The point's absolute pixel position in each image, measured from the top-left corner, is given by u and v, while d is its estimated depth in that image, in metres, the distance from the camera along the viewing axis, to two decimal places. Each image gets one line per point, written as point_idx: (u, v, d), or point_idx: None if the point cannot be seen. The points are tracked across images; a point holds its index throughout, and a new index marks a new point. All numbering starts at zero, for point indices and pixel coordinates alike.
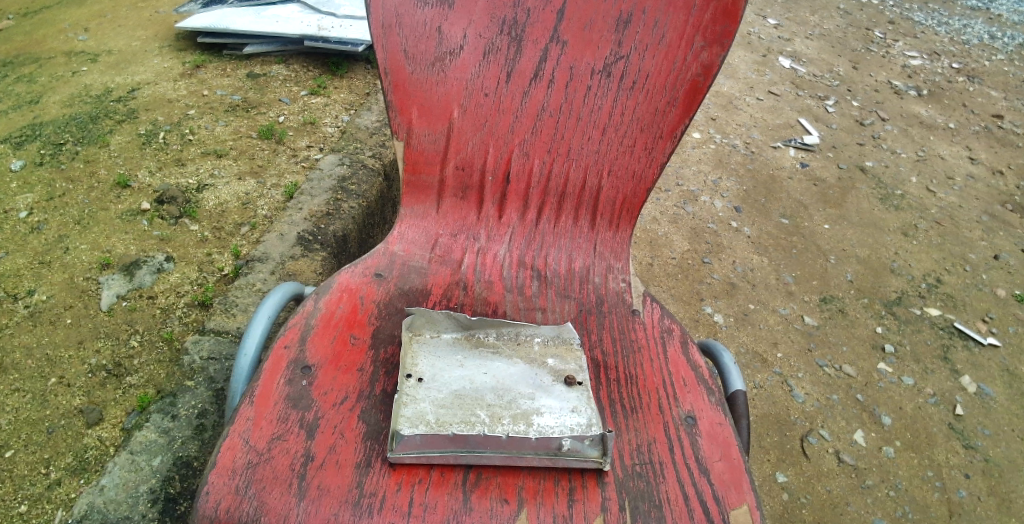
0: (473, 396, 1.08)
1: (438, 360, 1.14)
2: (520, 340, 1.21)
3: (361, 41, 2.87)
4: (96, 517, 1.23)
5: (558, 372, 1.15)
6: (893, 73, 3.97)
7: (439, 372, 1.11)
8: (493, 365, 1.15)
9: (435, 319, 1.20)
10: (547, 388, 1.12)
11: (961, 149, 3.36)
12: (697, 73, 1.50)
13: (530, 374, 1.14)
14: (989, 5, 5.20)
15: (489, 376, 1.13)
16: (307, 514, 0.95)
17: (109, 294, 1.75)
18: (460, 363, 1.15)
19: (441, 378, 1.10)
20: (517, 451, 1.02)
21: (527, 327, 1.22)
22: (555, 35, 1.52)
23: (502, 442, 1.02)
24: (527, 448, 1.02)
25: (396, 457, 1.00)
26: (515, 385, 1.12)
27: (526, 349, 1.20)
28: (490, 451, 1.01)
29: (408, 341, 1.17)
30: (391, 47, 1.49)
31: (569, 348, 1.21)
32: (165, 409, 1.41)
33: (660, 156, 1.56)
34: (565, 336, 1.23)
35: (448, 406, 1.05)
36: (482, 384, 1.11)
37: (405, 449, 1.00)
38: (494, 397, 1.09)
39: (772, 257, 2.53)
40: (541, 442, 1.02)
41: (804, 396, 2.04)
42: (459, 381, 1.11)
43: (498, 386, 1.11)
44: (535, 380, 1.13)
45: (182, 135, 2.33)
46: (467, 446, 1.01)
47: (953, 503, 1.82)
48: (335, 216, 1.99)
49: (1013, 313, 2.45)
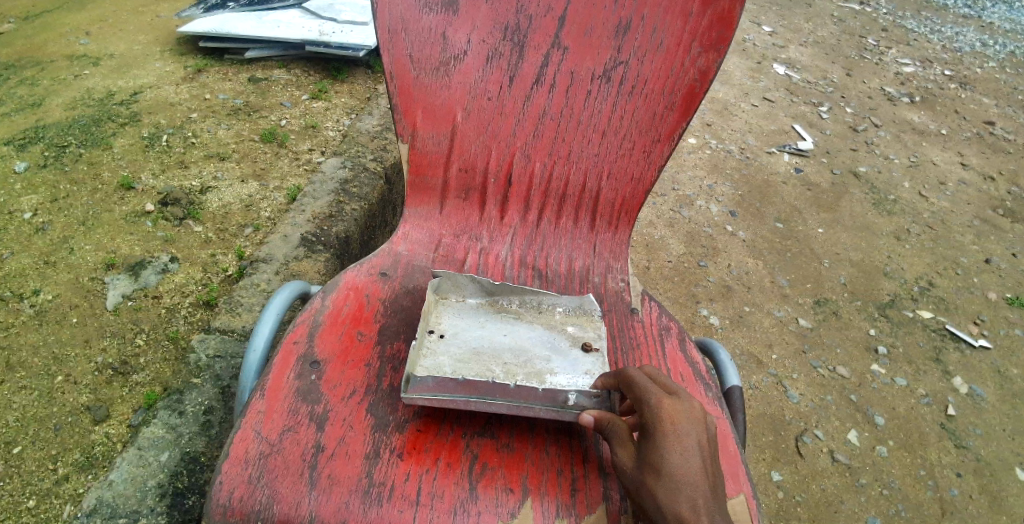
0: (490, 353, 1.22)
1: (462, 321, 1.28)
2: (542, 309, 1.33)
3: (362, 46, 2.90)
4: (105, 511, 1.26)
5: (578, 338, 1.27)
6: (886, 79, 4.02)
7: (460, 332, 1.25)
8: (514, 329, 1.29)
9: (460, 284, 1.32)
10: (564, 352, 1.24)
11: (953, 155, 3.42)
12: (694, 78, 1.54)
13: (550, 338, 1.27)
14: (981, 13, 5.28)
15: (509, 338, 1.26)
16: (318, 503, 0.99)
17: (115, 294, 1.78)
18: (481, 325, 1.28)
19: (462, 336, 1.24)
20: (526, 402, 1.07)
21: (549, 297, 1.34)
22: (556, 41, 1.56)
23: (510, 391, 1.07)
24: (536, 399, 1.07)
25: (409, 398, 1.05)
26: (533, 348, 1.25)
27: (547, 317, 1.32)
28: (500, 399, 1.06)
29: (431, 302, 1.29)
30: (396, 51, 1.54)
31: (589, 319, 1.32)
32: (172, 406, 1.43)
33: (658, 159, 1.60)
34: (586, 307, 1.34)
35: (465, 361, 1.19)
36: (501, 344, 1.25)
37: (418, 391, 1.06)
38: (511, 356, 1.23)
39: (767, 260, 2.57)
40: (548, 393, 1.08)
41: (799, 397, 2.08)
42: (478, 340, 1.24)
43: (517, 347, 1.25)
44: (553, 345, 1.26)
45: (184, 138, 2.36)
46: (477, 393, 1.07)
47: (944, 501, 1.86)
48: (338, 218, 2.02)
49: (1004, 316, 2.49)
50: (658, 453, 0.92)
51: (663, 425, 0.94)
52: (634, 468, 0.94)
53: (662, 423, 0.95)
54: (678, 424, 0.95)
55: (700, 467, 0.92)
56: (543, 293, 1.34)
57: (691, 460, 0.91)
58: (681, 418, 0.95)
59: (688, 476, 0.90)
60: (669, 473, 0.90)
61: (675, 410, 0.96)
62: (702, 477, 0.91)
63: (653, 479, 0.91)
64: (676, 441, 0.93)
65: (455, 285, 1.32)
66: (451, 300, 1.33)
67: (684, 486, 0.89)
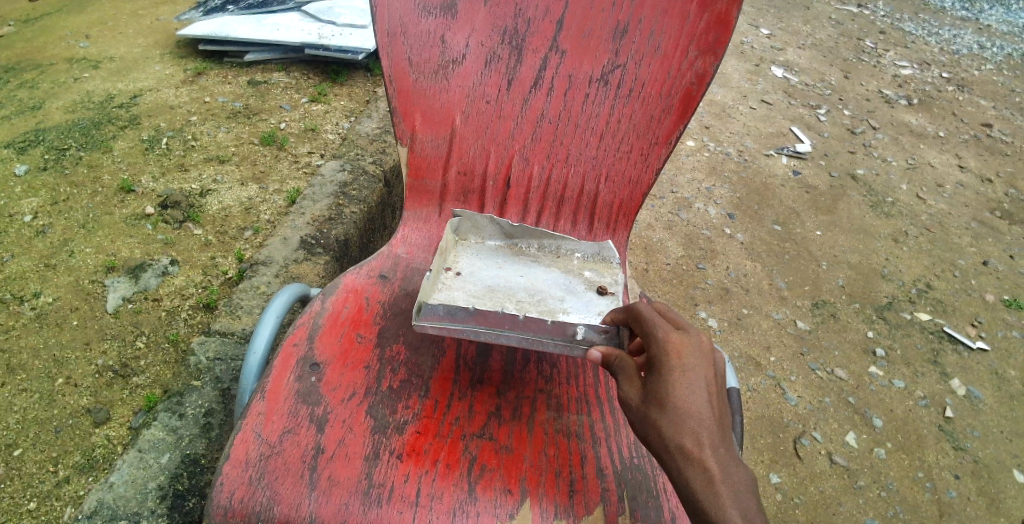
0: (506, 291, 1.36)
1: (480, 261, 1.43)
2: (560, 254, 1.48)
3: (361, 49, 2.91)
4: (106, 513, 1.26)
5: (593, 282, 1.41)
6: (884, 82, 4.03)
7: (478, 270, 1.40)
8: (530, 271, 1.43)
9: (480, 226, 1.48)
10: (578, 294, 1.38)
11: (951, 157, 3.43)
12: (691, 81, 1.53)
13: (566, 280, 1.41)
14: (978, 16, 5.30)
15: (525, 279, 1.40)
16: (318, 505, 1.00)
17: (115, 297, 1.78)
18: (499, 265, 1.43)
19: (479, 275, 1.39)
20: (537, 336, 1.11)
21: (567, 243, 1.48)
22: (555, 44, 1.57)
23: (520, 324, 1.12)
24: (545, 333, 1.12)
25: (420, 328, 1.11)
26: (548, 289, 1.38)
27: (565, 262, 1.47)
28: (510, 331, 1.11)
29: (454, 242, 1.46)
30: (395, 55, 1.55)
31: (606, 266, 1.46)
32: (172, 408, 1.43)
33: (656, 162, 1.61)
34: (604, 254, 1.47)
35: (480, 295, 1.33)
36: (518, 284, 1.38)
37: (429, 320, 1.11)
38: (526, 294, 1.36)
39: (765, 263, 2.58)
40: (558, 327, 1.13)
41: (797, 399, 2.08)
42: (495, 279, 1.38)
43: (533, 286, 1.39)
44: (568, 286, 1.39)
45: (184, 141, 2.37)
46: (486, 324, 1.12)
47: (942, 503, 1.87)
48: (337, 221, 2.03)
49: (1001, 318, 2.50)
50: (666, 388, 0.96)
51: (670, 361, 0.98)
52: (640, 401, 0.98)
53: (669, 358, 0.98)
54: (685, 359, 0.98)
55: (706, 401, 0.96)
56: (563, 239, 1.48)
57: (697, 394, 0.95)
58: (688, 354, 0.98)
59: (693, 411, 0.94)
60: (674, 408, 0.94)
61: (682, 346, 0.99)
62: (707, 410, 0.95)
63: (658, 413, 0.95)
64: (683, 377, 0.96)
65: (478, 229, 1.48)
66: (473, 242, 1.49)
67: (689, 423, 0.94)
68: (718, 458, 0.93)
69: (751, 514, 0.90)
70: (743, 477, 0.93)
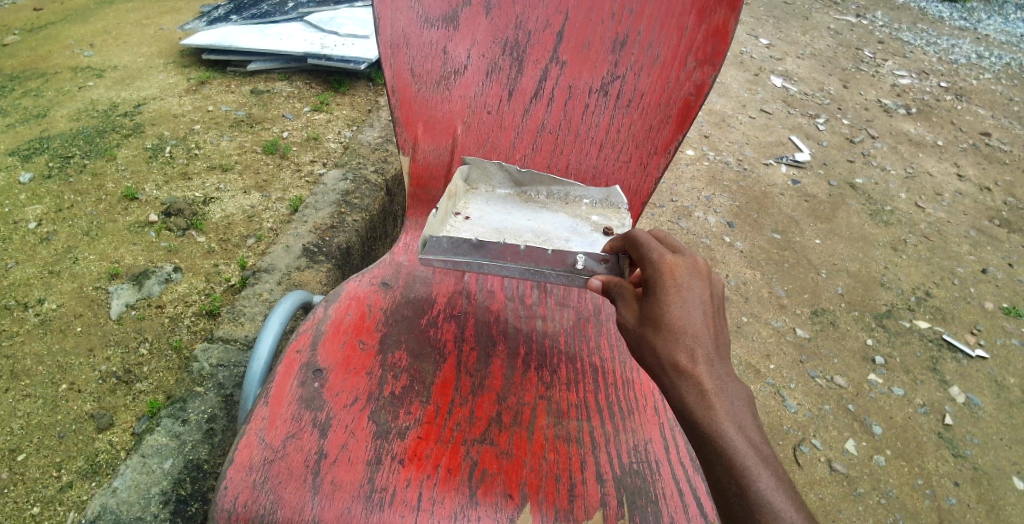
0: (512, 233, 1.47)
1: (489, 208, 1.54)
2: (569, 200, 1.57)
3: (362, 59, 2.94)
4: (109, 517, 1.28)
5: (599, 224, 1.50)
6: (883, 91, 4.06)
7: (487, 215, 1.51)
8: (539, 216, 1.53)
9: (490, 174, 1.58)
10: (584, 235, 1.47)
11: (950, 166, 3.45)
12: (689, 91, 1.54)
13: (573, 224, 1.51)
14: (976, 25, 5.34)
15: (532, 223, 1.51)
16: (321, 509, 1.01)
17: (119, 303, 1.80)
18: (508, 211, 1.54)
19: (488, 219, 1.50)
20: (537, 266, 1.20)
21: (575, 189, 1.57)
22: (555, 56, 1.59)
23: (521, 256, 1.21)
24: (546, 264, 1.20)
25: (424, 258, 1.19)
26: (554, 231, 1.48)
27: (573, 208, 1.56)
28: (511, 263, 1.20)
29: (465, 190, 1.58)
30: (398, 66, 1.58)
31: (614, 211, 1.54)
32: (176, 414, 1.44)
33: (655, 171, 1.62)
34: (612, 200, 1.55)
35: (487, 235, 1.45)
36: (525, 227, 1.50)
37: (433, 253, 1.20)
38: (532, 236, 1.47)
39: (765, 271, 2.59)
40: (558, 258, 1.22)
41: (796, 406, 2.09)
42: (503, 223, 1.50)
43: (540, 228, 1.50)
44: (574, 228, 1.49)
45: (188, 150, 2.39)
46: (488, 257, 1.21)
47: (942, 510, 1.87)
48: (339, 228, 2.04)
49: (1001, 326, 2.51)
50: (660, 308, 1.00)
51: (665, 281, 1.02)
52: (636, 323, 1.03)
53: (663, 279, 1.02)
54: (679, 280, 1.02)
55: (701, 319, 0.99)
56: (571, 186, 1.57)
57: (691, 312, 0.99)
58: (681, 274, 1.02)
59: (687, 329, 0.98)
60: (668, 327, 0.99)
61: (676, 267, 1.03)
62: (701, 328, 0.99)
63: (653, 332, 1.00)
64: (677, 297, 1.00)
65: (488, 177, 1.59)
66: (483, 190, 1.60)
67: (683, 340, 0.98)
68: (713, 373, 0.97)
69: (746, 425, 0.96)
70: (738, 390, 0.97)
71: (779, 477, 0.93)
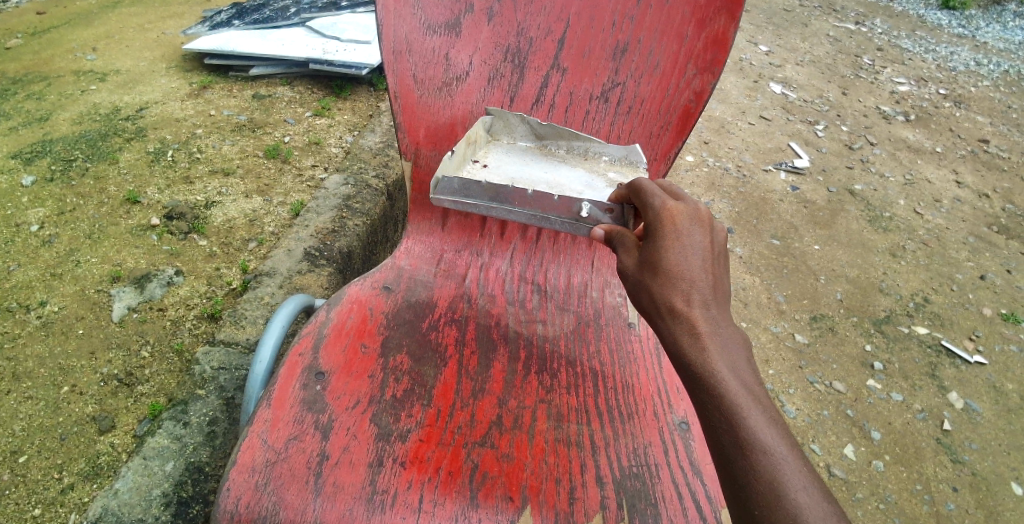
0: (527, 182, 1.44)
1: (509, 159, 1.52)
2: (588, 156, 1.52)
3: (364, 64, 2.96)
4: (110, 520, 1.28)
5: (614, 181, 1.44)
6: (882, 98, 4.08)
7: (505, 165, 1.50)
8: (557, 169, 1.49)
9: (511, 126, 1.56)
10: (598, 189, 1.42)
11: (948, 173, 3.46)
12: (689, 99, 1.56)
13: (590, 178, 1.46)
14: (975, 33, 5.36)
15: (550, 176, 1.47)
16: (323, 510, 1.01)
17: (121, 306, 1.81)
18: (527, 163, 1.51)
19: (505, 168, 1.49)
20: (543, 212, 1.27)
21: (595, 145, 1.51)
22: (556, 63, 1.61)
23: (530, 201, 1.27)
24: (553, 212, 1.26)
25: (436, 200, 1.29)
26: (570, 184, 1.43)
27: (591, 164, 1.51)
28: (519, 209, 1.27)
29: (486, 140, 1.57)
30: (401, 71, 1.58)
31: (632, 169, 1.47)
32: (178, 416, 1.45)
33: (656, 178, 1.63)
34: (630, 159, 1.48)
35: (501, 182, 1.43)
36: (541, 179, 1.46)
37: (445, 194, 1.29)
38: (546, 186, 1.43)
39: (764, 277, 2.60)
40: (565, 204, 1.27)
41: (795, 412, 2.10)
42: (520, 173, 1.47)
43: (556, 181, 1.46)
44: (590, 183, 1.44)
45: (190, 154, 2.40)
46: (497, 200, 1.28)
47: (941, 515, 1.88)
48: (341, 232, 2.05)
49: (999, 332, 2.52)
50: (658, 251, 1.02)
51: (665, 227, 1.04)
52: (636, 268, 1.05)
53: (663, 224, 1.04)
54: (679, 225, 1.04)
55: (699, 264, 1.01)
56: (592, 141, 1.52)
57: (689, 255, 1.01)
58: (681, 220, 1.04)
59: (684, 272, 1.00)
60: (665, 269, 1.01)
61: (676, 214, 1.05)
62: (698, 272, 1.00)
63: (651, 276, 1.02)
64: (676, 241, 1.02)
65: (510, 129, 1.57)
66: (505, 141, 1.59)
67: (679, 283, 1.00)
68: (708, 316, 0.99)
69: (739, 368, 0.96)
70: (732, 334, 0.99)
71: (769, 415, 0.94)
